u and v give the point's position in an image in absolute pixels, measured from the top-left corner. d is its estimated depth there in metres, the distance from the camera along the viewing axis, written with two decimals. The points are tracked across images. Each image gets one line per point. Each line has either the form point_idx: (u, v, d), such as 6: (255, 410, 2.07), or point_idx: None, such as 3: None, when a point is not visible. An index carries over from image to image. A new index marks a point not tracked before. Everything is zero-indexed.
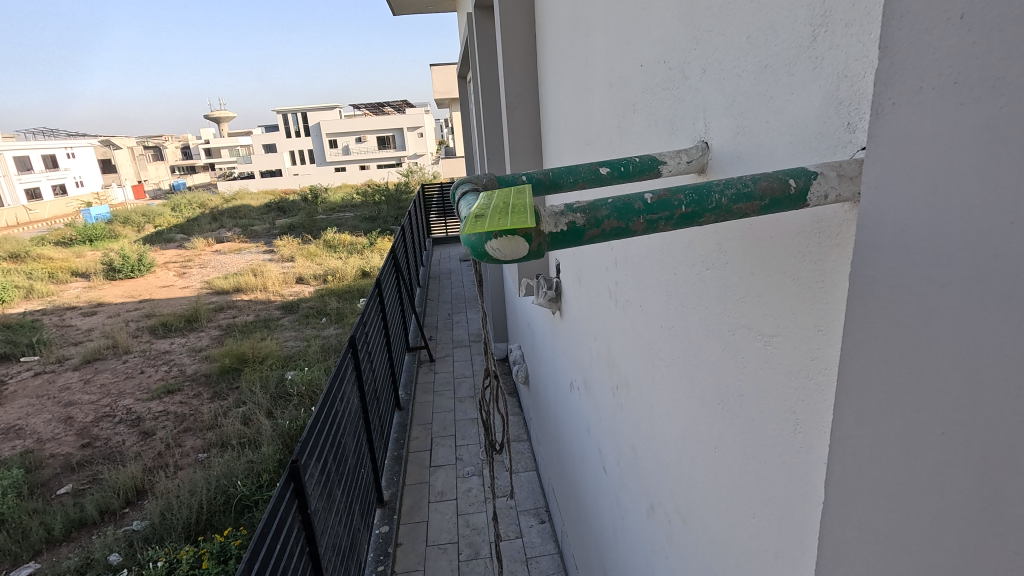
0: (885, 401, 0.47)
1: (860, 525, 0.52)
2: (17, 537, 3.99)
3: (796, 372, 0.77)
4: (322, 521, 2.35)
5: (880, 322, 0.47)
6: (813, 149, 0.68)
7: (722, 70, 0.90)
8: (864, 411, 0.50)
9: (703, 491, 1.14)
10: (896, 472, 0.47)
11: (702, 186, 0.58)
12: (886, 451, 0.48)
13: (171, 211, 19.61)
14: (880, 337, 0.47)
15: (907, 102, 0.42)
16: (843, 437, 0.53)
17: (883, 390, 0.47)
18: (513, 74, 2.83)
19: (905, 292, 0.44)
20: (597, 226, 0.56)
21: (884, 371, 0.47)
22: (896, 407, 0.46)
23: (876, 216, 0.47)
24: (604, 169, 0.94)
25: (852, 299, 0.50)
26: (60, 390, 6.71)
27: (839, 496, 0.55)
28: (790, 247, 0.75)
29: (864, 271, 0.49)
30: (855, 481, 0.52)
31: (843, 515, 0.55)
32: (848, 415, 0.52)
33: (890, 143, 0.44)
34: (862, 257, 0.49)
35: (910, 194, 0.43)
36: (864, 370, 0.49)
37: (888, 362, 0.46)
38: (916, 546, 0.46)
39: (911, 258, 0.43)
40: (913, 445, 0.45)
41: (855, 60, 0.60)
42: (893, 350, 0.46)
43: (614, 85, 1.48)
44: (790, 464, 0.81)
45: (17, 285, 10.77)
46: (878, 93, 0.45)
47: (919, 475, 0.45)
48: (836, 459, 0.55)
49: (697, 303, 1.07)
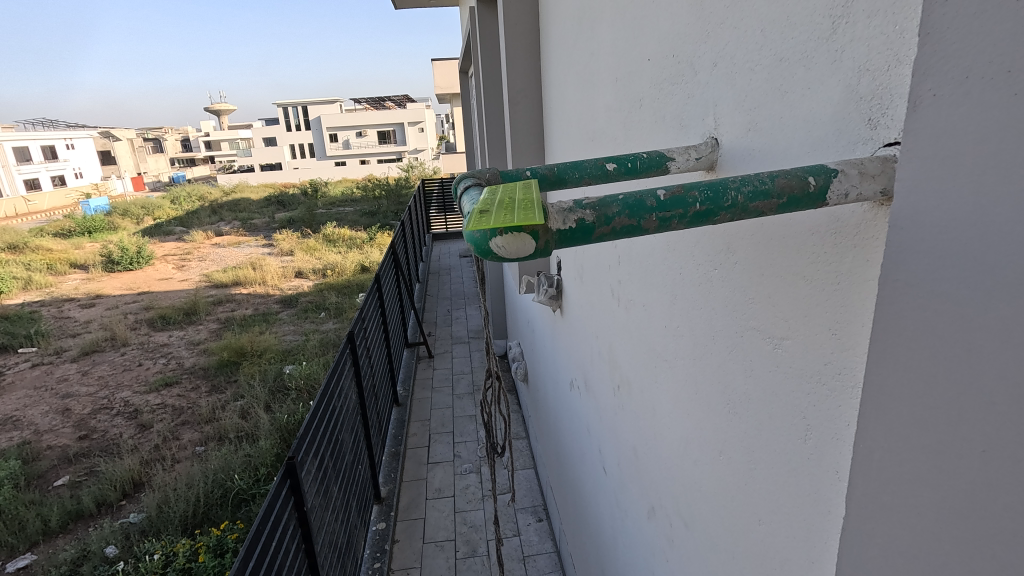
0: (918, 412, 0.44)
1: (885, 543, 0.50)
2: (15, 528, 3.98)
3: (808, 379, 0.74)
4: (318, 519, 2.33)
5: (913, 333, 0.44)
6: (831, 147, 0.66)
7: (734, 64, 0.88)
8: (893, 424, 0.47)
9: (705, 493, 1.12)
10: (926, 487, 0.44)
11: (717, 182, 0.56)
12: (919, 466, 0.45)
13: (171, 205, 19.57)
14: (914, 338, 0.44)
15: (949, 92, 0.39)
16: (870, 446, 0.50)
17: (915, 405, 0.44)
18: (516, 69, 2.79)
19: (942, 295, 0.41)
20: (607, 224, 0.53)
21: (914, 383, 0.44)
22: (927, 424, 0.44)
23: (908, 214, 0.44)
24: (610, 165, 0.91)
25: (883, 299, 0.48)
26: (58, 381, 6.70)
27: (859, 510, 0.52)
28: (806, 245, 0.72)
29: (893, 274, 0.46)
30: (879, 498, 0.50)
31: (865, 531, 0.52)
32: (870, 425, 0.50)
33: (930, 134, 0.41)
34: (893, 260, 0.46)
35: (953, 190, 0.40)
36: (891, 379, 0.47)
37: (920, 375, 0.44)
38: (946, 564, 0.44)
39: (943, 268, 0.41)
40: (947, 463, 0.42)
41: (880, 52, 0.58)
42: (927, 360, 0.43)
43: (620, 79, 1.45)
44: (799, 471, 0.79)
45: (16, 276, 10.73)
46: (917, 83, 0.42)
47: (955, 490, 0.42)
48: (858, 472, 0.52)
49: (705, 304, 1.04)
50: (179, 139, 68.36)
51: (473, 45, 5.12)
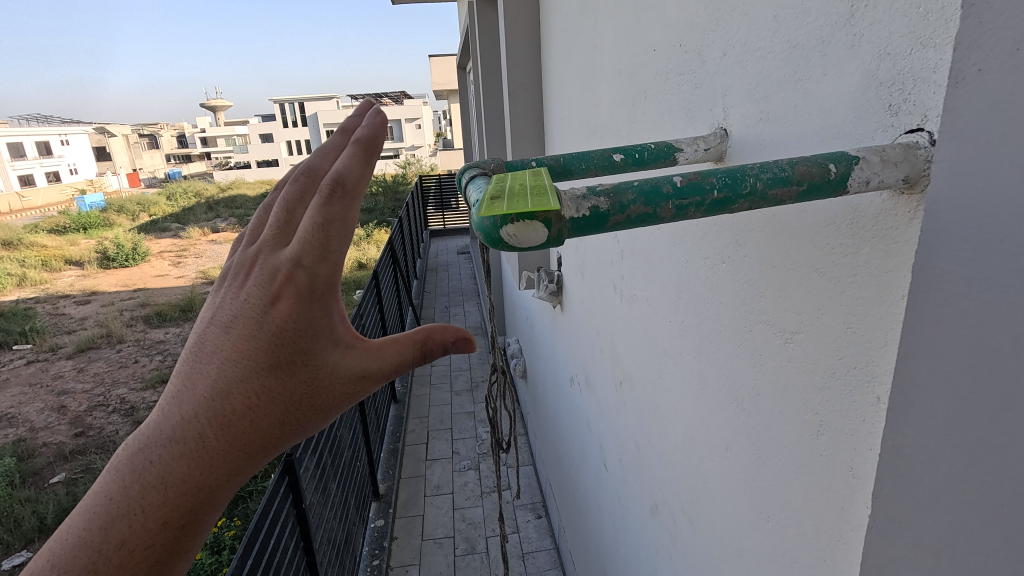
0: (956, 405, 0.43)
1: (918, 542, 0.49)
2: (10, 525, 3.95)
3: (821, 373, 0.73)
4: (316, 516, 2.31)
5: (952, 325, 0.43)
6: (848, 135, 0.64)
7: (745, 51, 0.86)
8: (928, 420, 0.46)
9: (712, 490, 1.10)
10: (965, 484, 0.43)
11: (734, 169, 0.54)
12: (959, 462, 0.44)
13: (166, 201, 19.51)
14: (952, 327, 0.43)
15: (995, 71, 0.38)
16: (902, 441, 0.49)
17: (953, 399, 0.43)
18: (516, 62, 2.76)
19: (982, 287, 0.41)
20: (622, 212, 0.52)
21: (954, 377, 0.43)
22: (969, 418, 0.43)
23: (948, 201, 0.43)
24: (618, 156, 0.88)
25: (915, 288, 0.47)
26: (54, 378, 6.66)
27: (890, 507, 0.52)
28: (821, 235, 0.70)
29: (930, 263, 0.45)
30: (912, 495, 0.49)
31: (896, 529, 0.51)
32: (903, 419, 0.49)
33: (974, 116, 0.40)
34: (931, 248, 0.45)
35: (1000, 174, 0.38)
36: (929, 373, 0.45)
37: (960, 366, 0.43)
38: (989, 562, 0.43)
39: (987, 257, 0.40)
40: (988, 458, 0.42)
41: (901, 36, 0.56)
42: (967, 352, 0.42)
43: (624, 70, 1.43)
44: (811, 467, 0.77)
45: (9, 272, 10.65)
46: (961, 60, 0.41)
47: (997, 487, 0.41)
48: (887, 468, 0.51)
49: (713, 299, 1.02)
50: (175, 135, 68.12)
51: (472, 39, 5.07)
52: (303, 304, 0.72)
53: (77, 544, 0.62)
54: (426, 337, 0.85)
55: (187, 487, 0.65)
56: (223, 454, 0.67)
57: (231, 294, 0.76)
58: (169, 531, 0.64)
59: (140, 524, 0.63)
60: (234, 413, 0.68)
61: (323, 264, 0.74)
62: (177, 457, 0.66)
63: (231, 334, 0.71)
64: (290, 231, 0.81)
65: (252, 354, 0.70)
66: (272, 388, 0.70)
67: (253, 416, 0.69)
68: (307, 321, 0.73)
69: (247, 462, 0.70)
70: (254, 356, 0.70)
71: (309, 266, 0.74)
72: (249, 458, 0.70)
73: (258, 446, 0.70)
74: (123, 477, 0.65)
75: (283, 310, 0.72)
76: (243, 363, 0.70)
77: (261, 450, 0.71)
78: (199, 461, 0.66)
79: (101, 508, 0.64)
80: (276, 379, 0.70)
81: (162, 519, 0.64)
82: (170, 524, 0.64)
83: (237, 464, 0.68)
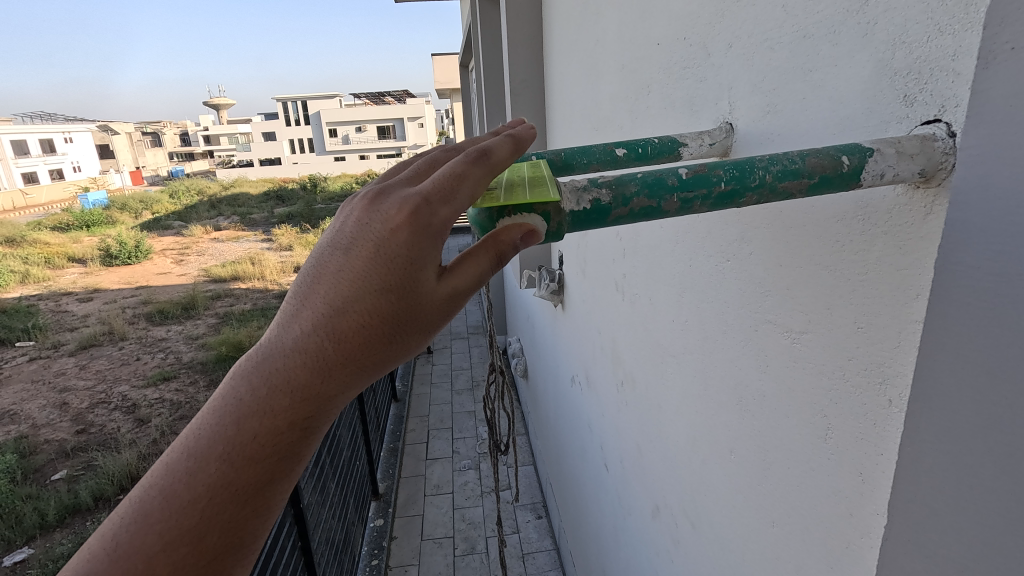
0: (982, 402, 0.43)
1: (945, 548, 0.47)
2: (12, 521, 3.95)
3: (829, 375, 0.70)
4: (315, 515, 2.29)
5: (981, 319, 0.42)
6: (861, 127, 0.62)
7: (752, 42, 0.83)
8: (954, 421, 0.45)
9: (715, 493, 1.08)
10: (992, 487, 0.42)
11: (743, 161, 0.52)
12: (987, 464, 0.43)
13: (170, 199, 19.55)
14: (981, 323, 0.42)
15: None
16: (929, 443, 0.47)
17: (979, 397, 0.43)
18: (518, 58, 2.74)
19: (1013, 280, 0.39)
20: (625, 204, 0.49)
21: (981, 373, 0.42)
22: (993, 415, 0.42)
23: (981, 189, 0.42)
24: (620, 151, 0.84)
25: (940, 283, 0.46)
26: (56, 375, 6.66)
27: (914, 511, 0.50)
28: (832, 232, 0.67)
29: (959, 256, 0.44)
30: (934, 501, 0.48)
31: (921, 535, 0.50)
32: (929, 424, 0.47)
33: (1005, 101, 0.39)
34: (961, 240, 0.44)
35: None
36: (955, 372, 0.44)
37: (988, 362, 0.42)
38: None
39: (1015, 246, 0.39)
40: (1016, 463, 0.40)
41: (917, 23, 0.53)
42: (994, 345, 0.41)
43: (627, 65, 1.41)
44: (817, 472, 0.75)
45: (13, 269, 10.65)
46: (987, 41, 0.40)
47: None
48: (910, 471, 0.50)
49: (717, 298, 1.00)
50: (178, 133, 68.26)
51: (474, 37, 5.05)
52: (426, 242, 0.51)
53: (186, 459, 0.49)
54: (500, 228, 0.53)
55: (295, 417, 0.49)
56: (341, 367, 0.50)
57: (345, 211, 0.55)
58: (292, 436, 0.50)
59: (259, 428, 0.49)
60: (342, 343, 0.49)
61: (451, 200, 0.51)
62: (294, 368, 0.49)
63: (346, 250, 0.51)
64: (427, 173, 0.60)
65: (368, 271, 0.50)
66: (390, 309, 0.50)
67: (374, 338, 0.50)
68: (434, 238, 0.52)
69: (365, 382, 0.53)
70: (370, 270, 0.50)
71: (439, 192, 0.51)
72: (368, 378, 0.52)
73: (380, 367, 0.52)
74: (242, 384, 0.50)
75: (403, 239, 0.50)
76: (360, 278, 0.50)
77: (382, 371, 0.54)
78: (315, 372, 0.49)
79: (228, 407, 0.50)
80: (394, 297, 0.50)
81: (287, 421, 0.49)
82: (285, 447, 0.50)
83: (354, 383, 0.51)
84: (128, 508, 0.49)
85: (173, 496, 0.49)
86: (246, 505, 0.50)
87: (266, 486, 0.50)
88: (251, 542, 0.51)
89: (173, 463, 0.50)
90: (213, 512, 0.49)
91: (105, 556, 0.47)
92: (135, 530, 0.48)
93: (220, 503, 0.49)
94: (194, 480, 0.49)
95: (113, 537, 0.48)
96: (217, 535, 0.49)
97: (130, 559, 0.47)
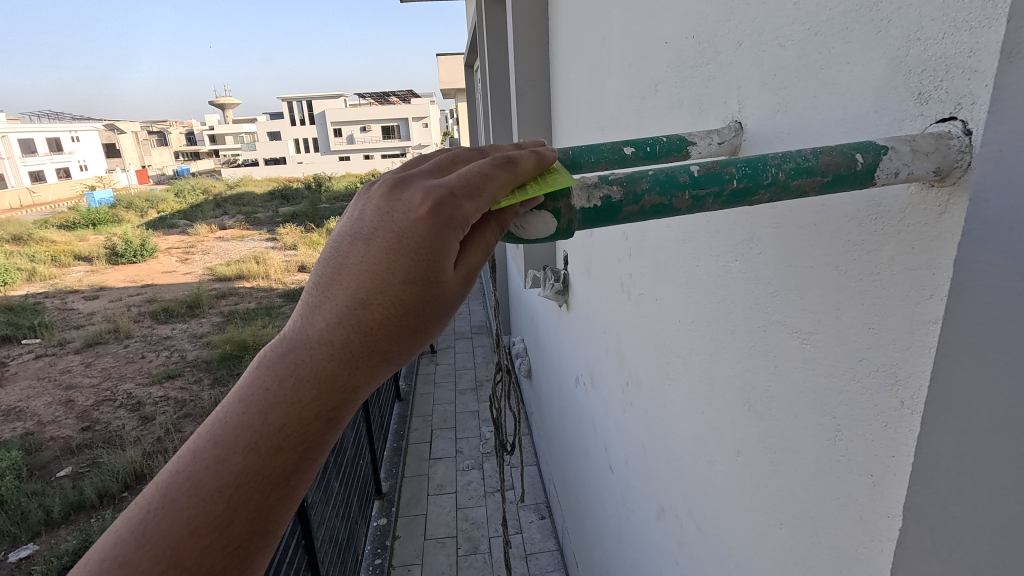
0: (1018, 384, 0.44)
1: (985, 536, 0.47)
2: (17, 518, 3.96)
3: (839, 376, 0.69)
4: (318, 514, 2.29)
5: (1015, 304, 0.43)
6: (874, 125, 0.61)
7: (762, 41, 0.83)
8: (989, 404, 0.46)
9: (722, 495, 1.07)
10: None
11: (755, 159, 0.51)
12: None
13: (175, 198, 19.64)
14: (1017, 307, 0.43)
15: None
16: (965, 431, 0.48)
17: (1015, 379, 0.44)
18: (523, 57, 2.74)
19: None
20: (635, 202, 0.49)
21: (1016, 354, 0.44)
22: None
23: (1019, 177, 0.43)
24: (628, 149, 0.84)
25: (974, 271, 0.46)
26: (62, 372, 6.69)
27: (950, 504, 0.50)
28: (844, 232, 0.66)
29: (995, 243, 0.45)
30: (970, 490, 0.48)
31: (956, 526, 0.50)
32: (966, 412, 0.48)
33: None
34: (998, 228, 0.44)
35: None
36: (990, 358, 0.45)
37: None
38: None
39: None
40: None
41: (933, 19, 0.52)
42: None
43: (633, 64, 1.41)
44: (827, 473, 0.74)
45: (19, 267, 10.71)
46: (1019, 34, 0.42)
47: None
48: (943, 462, 0.50)
49: (725, 298, 0.99)
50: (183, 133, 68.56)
51: (478, 36, 5.05)
52: (449, 236, 0.50)
53: (211, 447, 0.49)
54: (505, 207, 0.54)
55: (320, 407, 0.50)
56: (367, 358, 0.50)
57: (363, 200, 0.54)
58: (318, 427, 0.50)
59: (286, 417, 0.49)
60: (366, 335, 0.49)
61: (476, 195, 0.51)
62: (319, 360, 0.49)
63: (367, 241, 0.50)
64: (449, 168, 0.59)
65: (392, 262, 0.49)
66: (413, 303, 0.50)
67: (399, 329, 0.50)
68: (458, 232, 0.51)
69: (387, 372, 0.53)
70: (394, 263, 0.49)
71: (464, 186, 0.50)
72: (391, 368, 0.52)
73: (402, 356, 0.53)
74: (268, 373, 0.50)
75: (426, 232, 0.49)
76: (383, 270, 0.49)
77: (404, 360, 0.54)
78: (342, 363, 0.49)
79: (253, 396, 0.50)
80: (418, 288, 0.50)
81: (313, 411, 0.49)
82: (309, 436, 0.50)
83: (380, 373, 0.51)
84: (155, 494, 0.49)
85: (198, 484, 0.48)
86: (271, 493, 0.50)
87: (291, 476, 0.50)
88: (276, 528, 0.52)
89: (198, 450, 0.49)
90: (240, 499, 0.49)
91: (134, 540, 0.48)
92: (162, 516, 0.48)
93: (246, 491, 0.49)
94: (219, 468, 0.48)
95: (141, 522, 0.48)
96: (242, 522, 0.49)
97: (160, 544, 0.48)
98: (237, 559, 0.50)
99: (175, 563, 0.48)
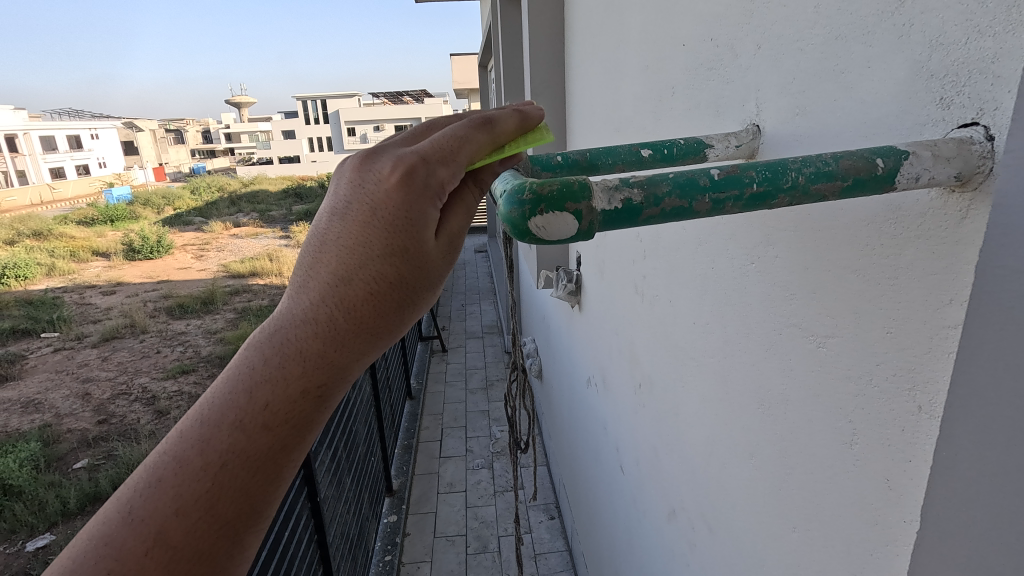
0: None
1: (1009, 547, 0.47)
2: (34, 508, 4.03)
3: (857, 380, 0.69)
4: (330, 510, 2.31)
5: None
6: (894, 129, 0.61)
7: (782, 44, 0.83)
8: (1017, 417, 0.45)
9: (734, 497, 1.07)
10: None
11: (775, 162, 0.51)
12: None
13: (191, 195, 19.88)
14: None
15: None
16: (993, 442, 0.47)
17: None
18: (538, 58, 2.74)
19: None
20: (656, 205, 0.50)
21: None
22: None
23: None
24: (646, 151, 0.84)
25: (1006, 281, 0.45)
26: (79, 366, 6.81)
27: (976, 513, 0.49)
28: (863, 235, 0.66)
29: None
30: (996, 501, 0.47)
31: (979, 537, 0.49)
32: (997, 423, 0.47)
33: None
34: None
35: None
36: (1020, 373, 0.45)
37: None
38: None
39: None
40: None
41: (955, 24, 0.53)
42: None
43: (650, 65, 1.41)
44: (842, 476, 0.74)
45: (39, 261, 10.91)
46: None
47: None
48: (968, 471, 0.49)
49: (740, 301, 0.99)
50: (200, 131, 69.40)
51: (494, 37, 5.06)
52: (423, 204, 0.54)
53: (196, 425, 0.51)
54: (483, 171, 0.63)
55: (301, 385, 0.51)
56: (351, 335, 0.52)
57: (341, 180, 0.58)
58: (305, 405, 0.52)
59: (272, 396, 0.50)
60: (347, 308, 0.52)
61: (449, 161, 0.57)
62: (303, 338, 0.51)
63: (344, 215, 0.54)
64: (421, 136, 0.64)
65: (370, 235, 0.53)
66: (394, 275, 0.53)
67: (380, 304, 0.53)
68: (430, 199, 0.56)
69: (372, 350, 0.55)
70: (371, 235, 0.53)
71: (435, 152, 0.56)
72: (375, 344, 0.55)
73: (388, 332, 0.55)
74: (253, 353, 0.52)
75: (401, 200, 0.54)
76: (361, 244, 0.52)
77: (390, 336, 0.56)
78: (326, 341, 0.51)
79: (241, 376, 0.51)
80: (397, 262, 0.53)
81: (299, 390, 0.51)
82: (290, 416, 0.51)
83: (367, 350, 0.54)
84: (142, 474, 0.51)
85: (186, 463, 0.50)
86: (258, 473, 0.51)
87: (278, 454, 0.52)
88: (262, 509, 0.53)
89: (185, 430, 0.51)
90: (223, 476, 0.50)
91: (121, 520, 0.49)
92: (149, 496, 0.49)
93: (232, 470, 0.50)
94: (206, 448, 0.50)
95: (129, 502, 0.49)
96: (224, 501, 0.50)
97: (146, 525, 0.49)
98: (225, 538, 0.51)
99: (162, 543, 0.49)
